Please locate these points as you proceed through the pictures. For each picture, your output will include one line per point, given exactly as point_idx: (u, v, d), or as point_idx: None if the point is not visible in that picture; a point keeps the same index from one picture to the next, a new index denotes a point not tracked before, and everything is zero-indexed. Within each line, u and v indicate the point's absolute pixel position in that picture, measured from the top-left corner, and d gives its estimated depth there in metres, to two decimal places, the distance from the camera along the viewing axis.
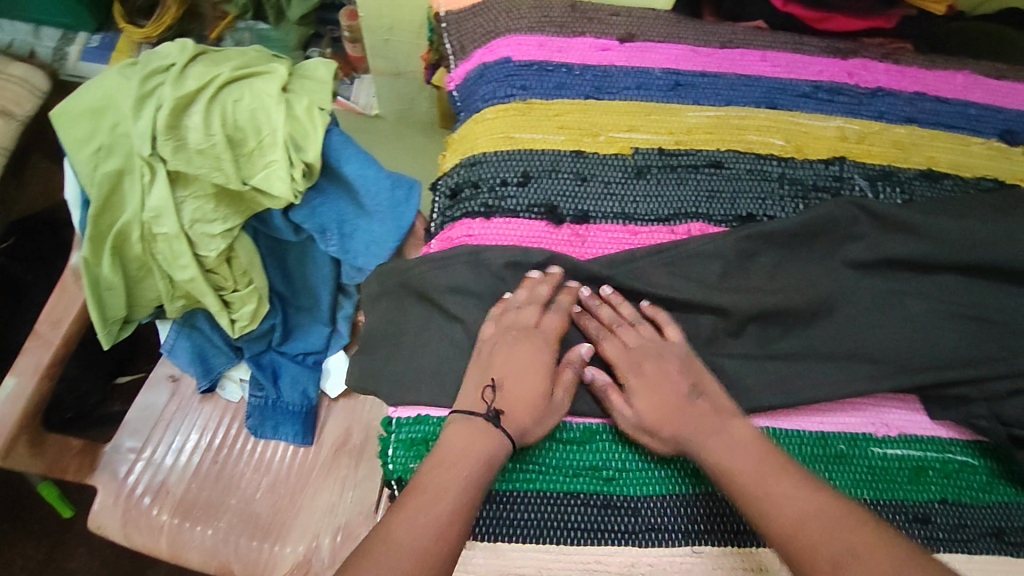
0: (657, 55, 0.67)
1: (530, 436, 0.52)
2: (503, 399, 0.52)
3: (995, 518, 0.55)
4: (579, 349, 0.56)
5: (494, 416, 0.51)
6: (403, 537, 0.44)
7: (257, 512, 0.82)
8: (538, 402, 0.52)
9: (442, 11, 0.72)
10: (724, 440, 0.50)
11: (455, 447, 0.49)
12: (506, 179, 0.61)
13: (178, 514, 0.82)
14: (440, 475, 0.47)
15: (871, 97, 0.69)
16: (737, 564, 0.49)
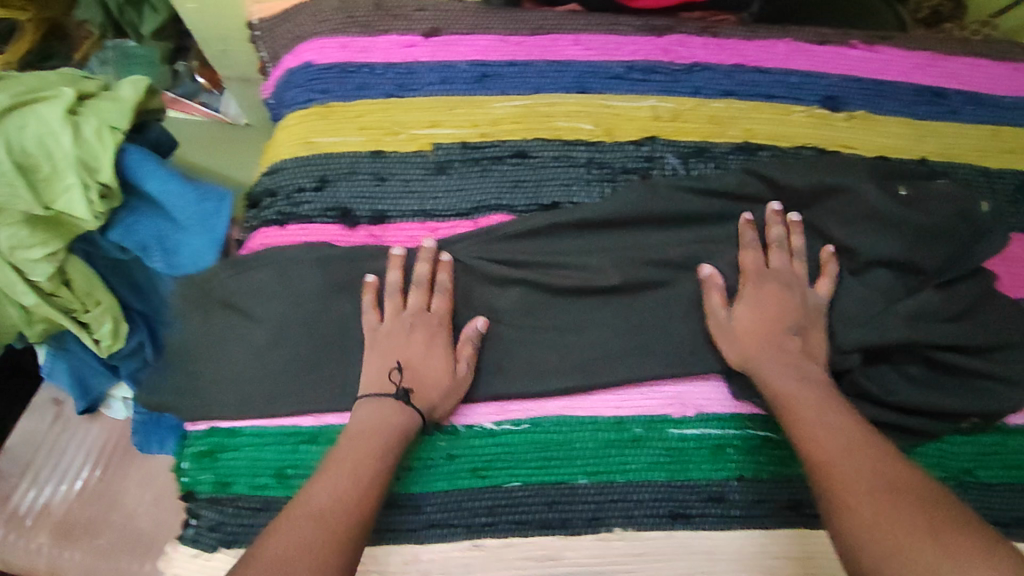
0: (463, 48, 0.66)
1: (438, 411, 0.54)
2: (412, 376, 0.54)
3: (792, 492, 0.56)
4: (475, 323, 0.57)
5: (403, 394, 0.52)
6: (323, 502, 0.45)
7: (137, 528, 0.84)
8: (438, 383, 0.54)
9: (255, 19, 0.70)
10: (790, 379, 0.53)
11: (367, 422, 0.51)
12: (303, 185, 0.61)
13: (56, 537, 0.83)
14: (348, 451, 0.49)
15: (686, 73, 0.68)
16: (520, 552, 0.53)
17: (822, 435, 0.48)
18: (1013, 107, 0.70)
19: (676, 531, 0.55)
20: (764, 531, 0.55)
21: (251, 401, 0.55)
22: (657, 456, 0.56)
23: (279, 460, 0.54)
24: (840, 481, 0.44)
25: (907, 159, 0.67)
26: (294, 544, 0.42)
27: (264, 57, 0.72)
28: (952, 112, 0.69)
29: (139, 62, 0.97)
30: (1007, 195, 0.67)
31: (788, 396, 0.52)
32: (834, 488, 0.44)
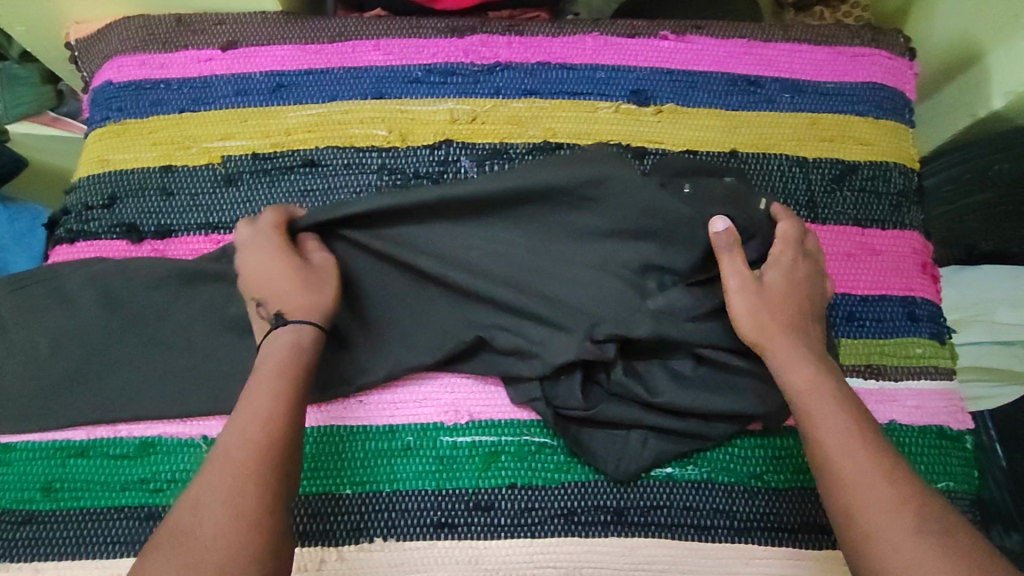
0: (260, 59, 0.67)
1: (318, 304, 0.52)
2: (272, 303, 0.52)
3: (567, 500, 0.56)
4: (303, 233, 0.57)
5: (278, 320, 0.51)
6: (233, 449, 0.44)
7: None
8: (297, 275, 0.53)
9: (73, 41, 0.72)
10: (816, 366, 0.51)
11: (260, 360, 0.49)
12: (93, 203, 0.62)
13: None
14: (264, 356, 0.49)
15: (487, 74, 0.67)
16: None
17: (833, 429, 0.47)
18: (832, 92, 0.67)
19: (440, 541, 0.55)
20: (534, 539, 0.55)
21: (25, 416, 0.56)
22: (428, 465, 0.57)
23: (48, 473, 0.55)
24: (875, 505, 0.43)
25: (716, 152, 0.65)
26: (242, 448, 0.44)
27: (84, 75, 0.72)
28: (768, 100, 0.67)
29: (23, 83, 0.97)
30: (821, 185, 0.65)
31: (810, 389, 0.49)
32: (866, 507, 0.43)
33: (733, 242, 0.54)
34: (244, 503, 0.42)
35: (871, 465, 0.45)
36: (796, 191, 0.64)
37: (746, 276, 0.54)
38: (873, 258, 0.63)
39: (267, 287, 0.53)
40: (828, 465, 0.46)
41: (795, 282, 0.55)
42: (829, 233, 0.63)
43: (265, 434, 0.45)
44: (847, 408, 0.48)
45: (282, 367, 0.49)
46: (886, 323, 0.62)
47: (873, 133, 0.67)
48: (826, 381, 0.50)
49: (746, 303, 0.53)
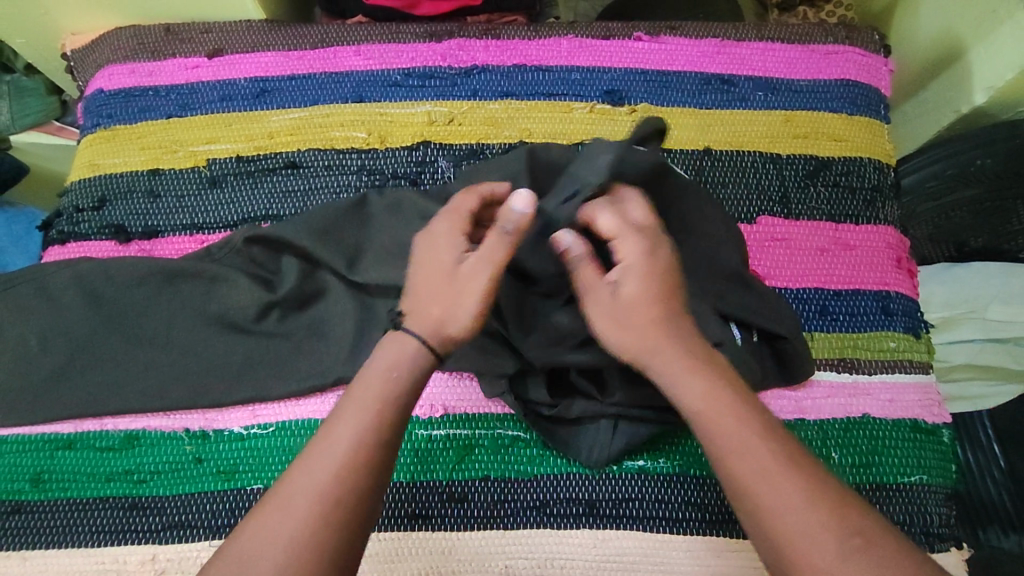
0: (245, 66, 0.69)
1: (447, 317, 0.44)
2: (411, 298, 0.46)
3: (540, 492, 0.55)
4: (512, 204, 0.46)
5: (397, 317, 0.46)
6: (293, 489, 0.39)
7: None
8: (448, 273, 0.46)
9: (69, 51, 0.75)
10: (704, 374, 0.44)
11: (374, 384, 0.43)
12: (83, 205, 0.65)
13: None
14: (362, 387, 0.42)
15: (464, 77, 0.69)
16: None
17: (746, 449, 0.41)
18: (806, 90, 0.68)
19: (414, 533, 0.54)
20: (507, 531, 0.54)
21: (11, 411, 0.58)
22: (401, 457, 0.56)
23: (37, 465, 0.57)
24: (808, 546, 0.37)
25: (689, 150, 0.66)
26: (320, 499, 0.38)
27: (80, 84, 0.75)
28: (742, 99, 0.68)
29: (31, 94, 1.01)
30: (795, 182, 0.65)
31: (703, 408, 0.42)
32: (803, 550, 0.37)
33: (585, 254, 0.47)
34: (310, 566, 0.37)
35: (796, 484, 0.39)
36: (770, 188, 0.65)
37: (600, 290, 0.46)
38: (847, 253, 0.63)
39: (409, 289, 0.46)
40: (755, 491, 0.40)
41: (652, 270, 0.46)
42: (802, 229, 0.64)
43: (350, 489, 0.39)
44: (759, 417, 0.42)
45: (382, 403, 0.42)
46: (861, 317, 0.62)
47: (847, 129, 0.67)
48: (722, 387, 0.43)
49: (600, 321, 0.46)
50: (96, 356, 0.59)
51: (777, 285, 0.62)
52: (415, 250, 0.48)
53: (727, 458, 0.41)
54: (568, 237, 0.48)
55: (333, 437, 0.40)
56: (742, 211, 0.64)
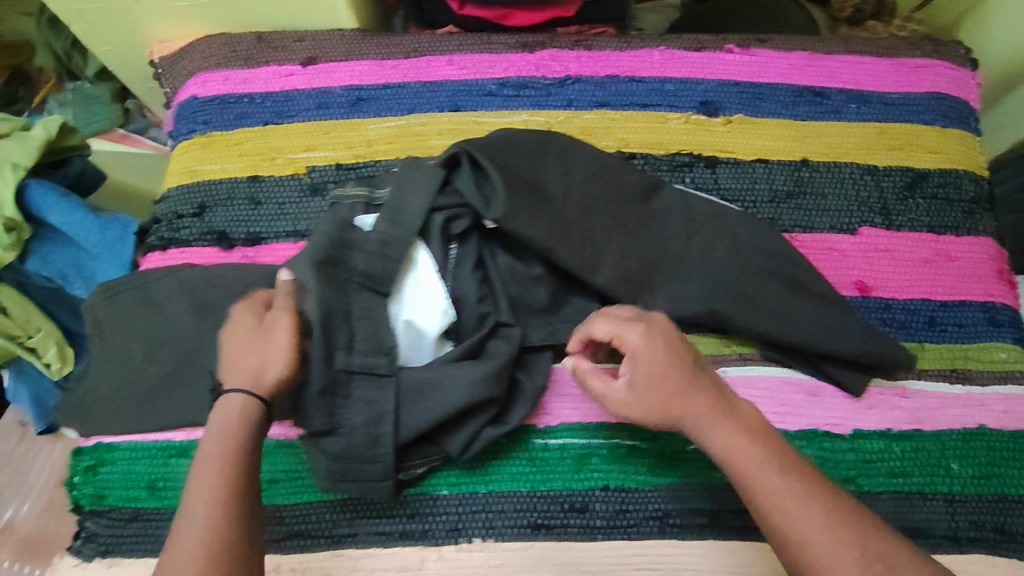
0: (340, 74, 0.69)
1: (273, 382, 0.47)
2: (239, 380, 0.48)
3: (660, 502, 0.56)
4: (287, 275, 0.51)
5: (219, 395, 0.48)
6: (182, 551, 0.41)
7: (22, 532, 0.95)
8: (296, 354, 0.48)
9: (156, 57, 0.75)
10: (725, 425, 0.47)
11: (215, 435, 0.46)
12: (183, 212, 0.65)
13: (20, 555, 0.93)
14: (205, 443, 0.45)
15: (559, 87, 0.69)
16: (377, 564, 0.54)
17: (767, 485, 0.45)
18: (898, 103, 0.68)
19: (538, 543, 0.55)
20: (630, 542, 0.55)
21: (124, 420, 0.58)
22: (520, 467, 0.57)
23: (152, 473, 0.57)
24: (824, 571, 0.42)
25: (786, 161, 0.67)
26: (203, 546, 0.41)
27: (166, 90, 0.75)
28: (835, 111, 0.68)
29: (97, 101, 1.02)
30: (893, 193, 0.66)
31: (729, 454, 0.47)
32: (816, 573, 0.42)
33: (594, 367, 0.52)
34: None
35: (823, 516, 0.43)
36: (869, 200, 0.65)
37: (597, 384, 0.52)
38: (950, 265, 0.64)
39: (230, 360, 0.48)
40: (789, 533, 0.43)
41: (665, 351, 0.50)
42: (906, 241, 0.64)
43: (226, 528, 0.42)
44: (773, 452, 0.46)
45: (231, 453, 0.45)
46: (969, 327, 0.62)
47: (941, 141, 0.68)
48: (737, 433, 0.47)
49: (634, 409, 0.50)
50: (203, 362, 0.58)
51: (884, 297, 0.62)
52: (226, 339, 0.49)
53: (766, 502, 0.45)
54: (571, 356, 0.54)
55: (198, 483, 0.44)
56: (844, 221, 0.65)
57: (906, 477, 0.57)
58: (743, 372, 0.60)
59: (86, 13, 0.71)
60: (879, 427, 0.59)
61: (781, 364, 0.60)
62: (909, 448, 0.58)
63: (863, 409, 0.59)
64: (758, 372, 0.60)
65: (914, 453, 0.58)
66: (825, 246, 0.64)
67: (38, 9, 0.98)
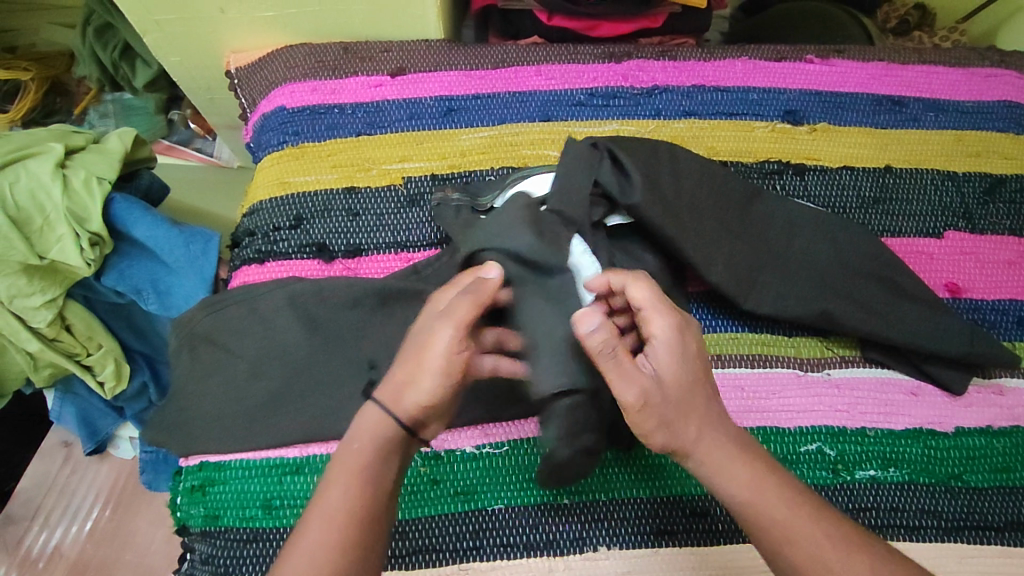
0: (430, 85, 0.69)
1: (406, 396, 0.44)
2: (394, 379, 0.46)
3: None
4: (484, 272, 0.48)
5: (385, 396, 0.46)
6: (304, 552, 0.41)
7: (69, 560, 0.88)
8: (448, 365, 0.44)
9: (234, 68, 0.74)
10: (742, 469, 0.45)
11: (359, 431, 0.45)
12: (279, 224, 0.64)
13: None
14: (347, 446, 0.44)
15: (647, 96, 0.70)
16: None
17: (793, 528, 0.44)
18: (972, 111, 0.71)
19: (663, 549, 0.54)
20: (755, 545, 0.55)
21: (230, 437, 0.56)
22: (638, 473, 0.57)
23: (267, 491, 0.55)
24: None
25: (871, 168, 0.68)
26: (322, 547, 0.41)
27: (243, 102, 0.74)
28: (913, 119, 0.70)
29: (138, 112, 1.02)
30: (974, 198, 0.68)
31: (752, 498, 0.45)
32: None
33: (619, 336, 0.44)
34: None
35: (831, 546, 0.43)
36: (953, 204, 0.67)
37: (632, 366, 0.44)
38: None
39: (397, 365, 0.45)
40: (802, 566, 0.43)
41: (678, 355, 0.46)
42: (990, 243, 0.66)
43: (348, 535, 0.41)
44: (785, 486, 0.45)
45: (365, 463, 0.44)
46: None
47: (1015, 148, 0.70)
48: (761, 474, 0.46)
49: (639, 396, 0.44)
50: (314, 377, 0.57)
51: (975, 297, 0.64)
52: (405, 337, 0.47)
53: (778, 539, 0.44)
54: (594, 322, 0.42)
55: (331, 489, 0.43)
56: (930, 226, 0.66)
57: (1009, 472, 0.58)
58: (850, 374, 0.61)
59: (166, 24, 0.71)
60: (979, 424, 0.60)
61: (880, 366, 0.62)
62: (1010, 444, 0.59)
63: (961, 406, 0.61)
64: (859, 374, 0.61)
65: (1015, 449, 0.59)
66: (913, 249, 0.65)
67: (83, 21, 0.95)
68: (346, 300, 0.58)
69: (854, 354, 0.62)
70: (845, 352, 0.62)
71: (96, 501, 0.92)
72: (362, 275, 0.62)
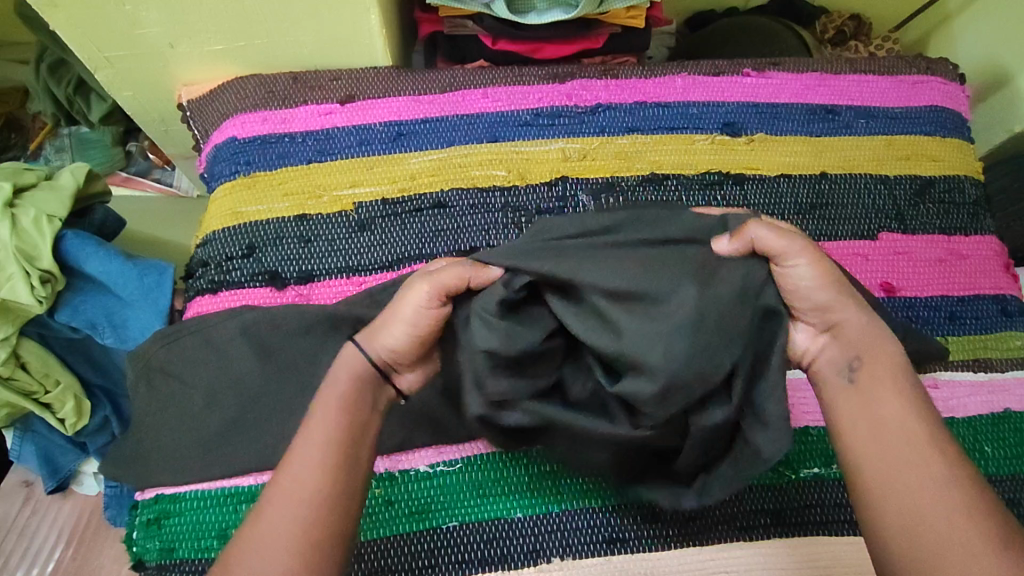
0: (379, 111, 0.71)
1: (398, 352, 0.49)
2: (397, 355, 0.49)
3: (728, 506, 0.58)
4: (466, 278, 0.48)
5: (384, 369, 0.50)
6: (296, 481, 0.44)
7: None
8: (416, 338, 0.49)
9: (185, 101, 0.75)
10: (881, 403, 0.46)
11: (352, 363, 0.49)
12: (232, 253, 0.65)
13: None
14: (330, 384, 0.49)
15: (591, 114, 0.72)
16: None
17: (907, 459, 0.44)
18: (901, 116, 0.74)
19: (615, 557, 0.55)
20: (704, 548, 0.56)
21: (186, 468, 0.56)
22: (590, 484, 0.58)
23: (222, 521, 0.55)
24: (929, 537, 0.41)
25: (807, 175, 0.71)
26: (311, 472, 0.44)
27: (195, 133, 0.75)
28: (846, 126, 0.73)
29: (94, 146, 1.00)
30: (905, 200, 0.71)
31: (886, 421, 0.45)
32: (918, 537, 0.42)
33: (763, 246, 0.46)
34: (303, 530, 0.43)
35: (938, 479, 0.43)
36: (886, 206, 0.70)
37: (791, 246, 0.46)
38: (963, 262, 0.69)
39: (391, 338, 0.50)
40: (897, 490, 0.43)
41: (828, 278, 0.47)
42: (921, 242, 0.69)
43: (333, 469, 0.45)
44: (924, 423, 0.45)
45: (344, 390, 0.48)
46: (985, 320, 0.68)
47: (943, 150, 0.74)
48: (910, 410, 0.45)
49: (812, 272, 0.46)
50: (268, 405, 0.58)
51: (909, 295, 0.67)
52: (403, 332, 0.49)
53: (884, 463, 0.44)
54: (726, 239, 0.46)
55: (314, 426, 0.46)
56: (865, 228, 0.69)
57: None
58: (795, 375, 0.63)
59: (116, 60, 0.72)
60: None
61: None
62: None
63: None
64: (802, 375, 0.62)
65: None
66: (849, 252, 0.68)
67: (37, 56, 0.95)
68: (298, 327, 0.59)
69: None
70: None
71: (59, 540, 0.90)
72: (318, 301, 0.63)
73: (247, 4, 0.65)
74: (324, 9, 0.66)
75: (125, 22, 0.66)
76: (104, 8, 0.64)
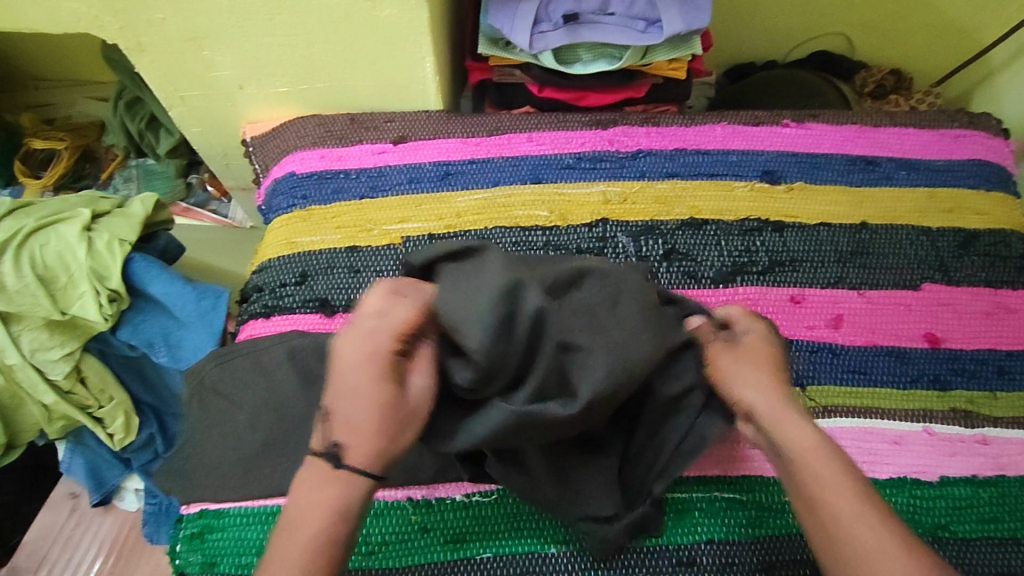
0: (429, 151, 0.74)
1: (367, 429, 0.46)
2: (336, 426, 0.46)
3: (765, 553, 0.56)
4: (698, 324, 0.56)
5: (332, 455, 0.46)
6: (290, 518, 0.45)
7: None
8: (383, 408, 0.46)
9: (249, 138, 0.80)
10: None
11: (350, 400, 0.46)
12: (286, 280, 0.68)
13: None
14: (291, 514, 0.45)
15: (632, 160, 0.74)
16: None
17: None
18: (943, 169, 0.75)
19: None
20: None
21: (233, 484, 0.59)
22: None
23: (263, 538, 0.57)
24: None
25: (847, 225, 0.71)
26: (314, 514, 0.45)
27: (256, 168, 0.80)
28: (887, 177, 0.74)
29: (159, 177, 1.07)
30: (949, 252, 0.70)
31: None
32: None
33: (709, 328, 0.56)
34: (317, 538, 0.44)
35: None
36: (929, 257, 0.70)
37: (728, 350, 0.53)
38: (1010, 316, 0.68)
39: (344, 400, 0.46)
40: None
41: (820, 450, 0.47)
42: (966, 295, 0.68)
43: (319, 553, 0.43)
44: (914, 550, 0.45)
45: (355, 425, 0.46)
46: None
47: (987, 204, 0.73)
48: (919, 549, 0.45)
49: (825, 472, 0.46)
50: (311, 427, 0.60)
51: (954, 347, 0.66)
52: (342, 402, 0.46)
53: None
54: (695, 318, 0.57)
55: (282, 554, 0.43)
56: (908, 278, 0.69)
57: (998, 523, 0.59)
58: (832, 423, 0.62)
59: (190, 99, 0.78)
60: (965, 473, 0.61)
61: (864, 416, 0.62)
62: (995, 493, 0.60)
63: (948, 456, 0.61)
64: (841, 423, 0.62)
65: (1001, 499, 0.60)
66: (891, 301, 0.68)
67: (116, 94, 1.03)
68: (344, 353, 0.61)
69: (835, 403, 0.63)
70: (827, 402, 0.63)
71: (98, 554, 0.92)
72: None
73: (314, 52, 0.70)
74: (383, 56, 0.71)
75: (202, 67, 0.72)
76: (184, 53, 0.70)
